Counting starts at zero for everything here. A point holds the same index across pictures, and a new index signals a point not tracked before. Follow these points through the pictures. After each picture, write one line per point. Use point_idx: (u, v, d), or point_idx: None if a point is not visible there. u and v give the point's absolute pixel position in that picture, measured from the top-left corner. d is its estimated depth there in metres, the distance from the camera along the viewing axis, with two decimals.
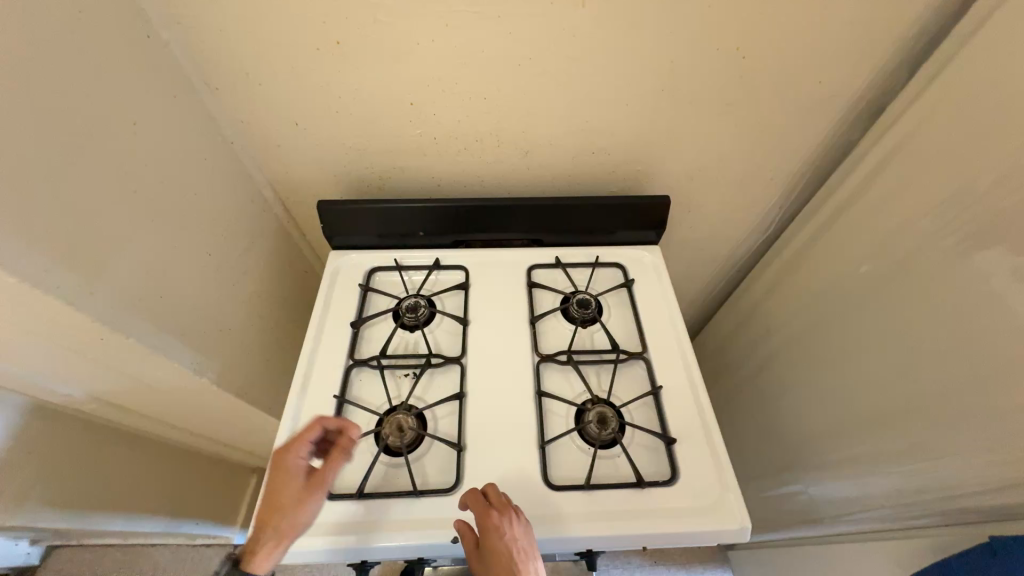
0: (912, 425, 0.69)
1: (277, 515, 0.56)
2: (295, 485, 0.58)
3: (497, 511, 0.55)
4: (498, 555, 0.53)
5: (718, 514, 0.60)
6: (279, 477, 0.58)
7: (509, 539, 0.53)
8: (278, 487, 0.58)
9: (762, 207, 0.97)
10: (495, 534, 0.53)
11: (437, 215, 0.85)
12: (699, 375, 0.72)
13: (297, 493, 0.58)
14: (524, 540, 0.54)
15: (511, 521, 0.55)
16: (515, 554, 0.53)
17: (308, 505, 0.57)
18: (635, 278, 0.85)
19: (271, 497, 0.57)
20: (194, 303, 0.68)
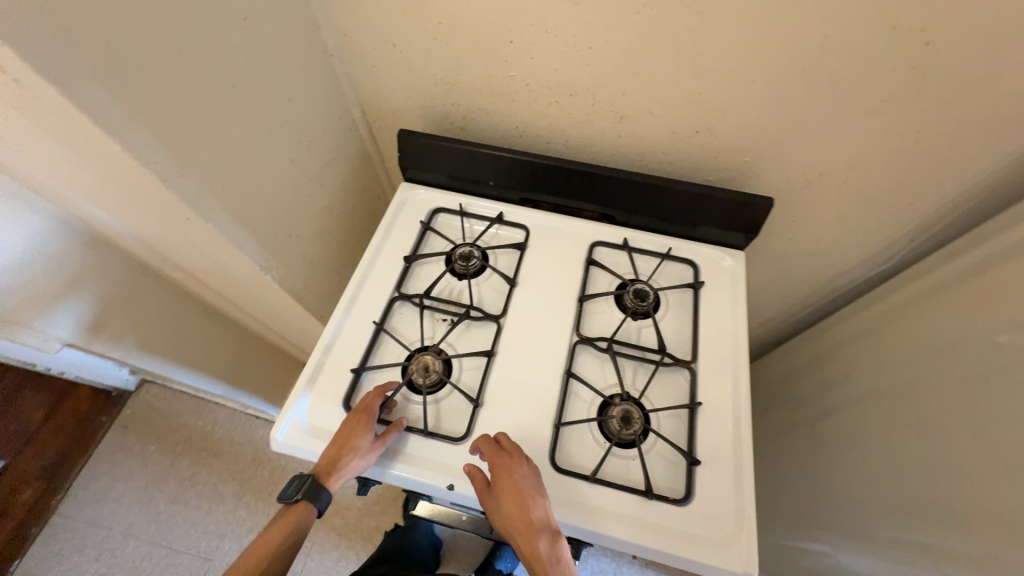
0: (997, 533, 0.57)
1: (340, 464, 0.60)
2: (360, 442, 0.60)
3: (508, 454, 0.58)
4: (508, 491, 0.56)
5: (723, 552, 0.55)
6: (346, 429, 0.61)
7: (518, 478, 0.56)
8: (345, 440, 0.61)
9: (889, 235, 0.81)
10: (507, 472, 0.57)
11: (512, 167, 0.82)
12: (746, 403, 0.65)
13: (360, 450, 0.60)
14: (532, 482, 0.57)
15: (521, 464, 0.58)
16: (523, 492, 0.56)
17: (368, 460, 0.60)
18: (706, 281, 0.76)
19: (338, 446, 0.61)
20: (270, 205, 0.72)
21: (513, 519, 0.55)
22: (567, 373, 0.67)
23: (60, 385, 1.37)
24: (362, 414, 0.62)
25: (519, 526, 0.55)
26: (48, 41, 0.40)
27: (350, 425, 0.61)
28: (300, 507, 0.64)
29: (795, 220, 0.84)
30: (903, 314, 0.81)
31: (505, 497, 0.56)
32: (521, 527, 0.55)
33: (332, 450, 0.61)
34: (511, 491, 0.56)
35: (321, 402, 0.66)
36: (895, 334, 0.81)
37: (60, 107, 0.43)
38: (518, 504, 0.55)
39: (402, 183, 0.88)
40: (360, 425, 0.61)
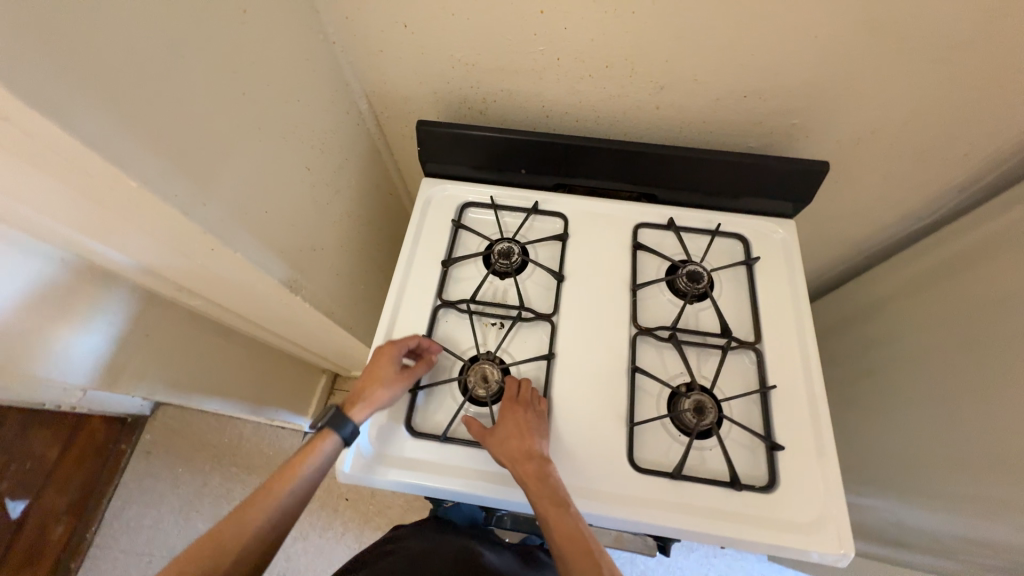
0: None
1: (371, 389, 0.60)
2: (390, 369, 0.62)
3: (519, 396, 0.61)
4: (509, 425, 0.58)
5: (817, 536, 0.55)
6: (377, 358, 0.62)
7: (521, 416, 0.58)
8: (375, 366, 0.62)
9: (938, 188, 0.78)
10: (511, 399, 0.60)
11: (542, 151, 0.75)
12: (820, 381, 0.64)
13: (392, 377, 0.61)
14: (533, 424, 0.58)
15: (527, 408, 0.60)
16: (522, 430, 0.57)
17: (401, 385, 0.61)
18: (760, 255, 0.73)
19: (370, 372, 0.61)
20: (293, 221, 0.66)
21: (507, 441, 0.57)
22: (633, 367, 0.64)
23: (69, 420, 1.31)
24: (394, 345, 0.64)
25: (510, 445, 0.56)
26: (42, 69, 0.33)
27: (382, 354, 0.62)
28: (322, 438, 0.58)
29: (841, 180, 0.81)
30: (953, 268, 0.79)
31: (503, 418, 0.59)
32: (513, 447, 0.56)
33: (364, 379, 0.61)
34: (511, 413, 0.59)
35: (381, 426, 0.63)
36: (946, 289, 0.80)
37: (64, 145, 0.36)
38: (512, 439, 0.57)
39: (423, 179, 0.81)
40: (392, 355, 0.63)
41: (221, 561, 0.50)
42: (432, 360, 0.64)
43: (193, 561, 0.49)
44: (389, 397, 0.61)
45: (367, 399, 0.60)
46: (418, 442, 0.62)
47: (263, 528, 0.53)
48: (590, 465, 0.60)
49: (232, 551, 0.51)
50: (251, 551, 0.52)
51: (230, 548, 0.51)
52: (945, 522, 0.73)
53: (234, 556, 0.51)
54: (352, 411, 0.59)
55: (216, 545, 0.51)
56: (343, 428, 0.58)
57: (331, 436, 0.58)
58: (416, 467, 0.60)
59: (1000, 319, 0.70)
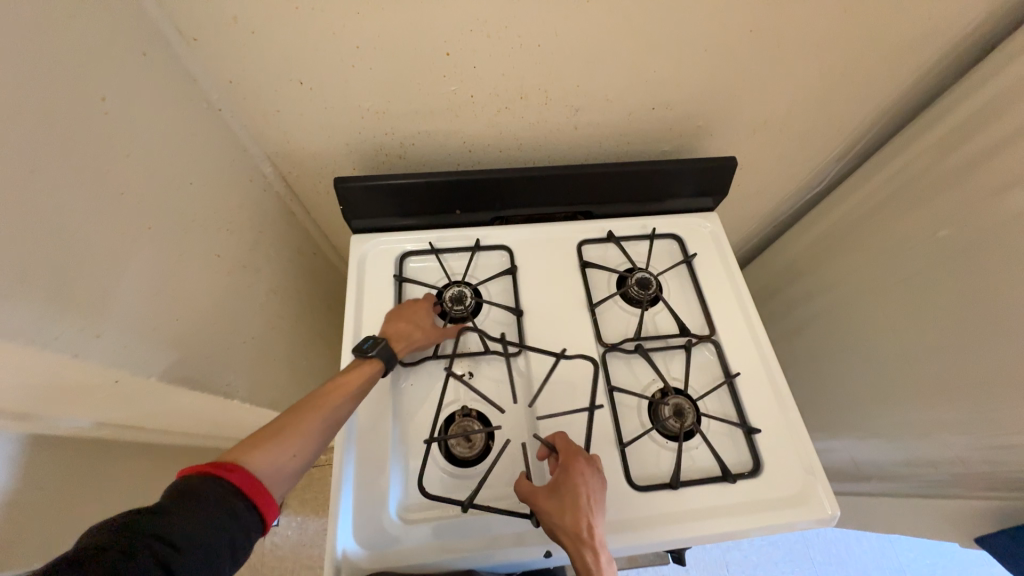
0: (981, 396, 0.68)
1: (411, 334, 0.63)
2: (430, 322, 0.66)
3: (582, 460, 0.56)
4: (575, 496, 0.53)
5: (806, 505, 0.59)
6: (419, 308, 0.66)
7: (587, 487, 0.54)
8: (417, 312, 0.65)
9: (819, 162, 0.89)
10: (580, 474, 0.55)
11: (472, 188, 0.73)
12: (773, 359, 0.69)
13: (429, 328, 0.65)
14: (598, 494, 0.54)
15: (592, 474, 0.55)
16: (589, 503, 0.53)
17: (434, 339, 0.65)
18: (696, 251, 0.78)
19: (413, 319, 0.64)
20: (211, 318, 0.57)
21: (571, 516, 0.52)
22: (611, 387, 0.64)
23: None
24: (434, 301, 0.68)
25: (577, 532, 0.51)
26: None
27: (424, 302, 0.67)
28: (369, 365, 0.58)
29: (744, 167, 0.89)
30: (846, 227, 0.90)
31: (570, 497, 0.53)
32: (581, 535, 0.51)
33: (405, 323, 0.64)
34: (579, 491, 0.54)
35: (371, 521, 0.57)
36: (845, 247, 0.91)
37: None
38: (579, 513, 0.52)
39: (352, 236, 0.75)
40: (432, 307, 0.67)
41: (285, 449, 0.46)
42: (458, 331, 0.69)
43: (253, 449, 0.45)
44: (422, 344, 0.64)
45: (406, 340, 0.63)
46: (409, 527, 0.57)
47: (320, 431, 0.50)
48: None
49: (297, 442, 0.47)
50: (308, 453, 0.48)
51: (293, 440, 0.47)
52: (893, 451, 0.82)
53: (295, 450, 0.46)
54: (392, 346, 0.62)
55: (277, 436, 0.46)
56: (388, 353, 0.60)
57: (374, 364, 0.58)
58: (414, 554, 0.55)
59: (894, 266, 0.81)
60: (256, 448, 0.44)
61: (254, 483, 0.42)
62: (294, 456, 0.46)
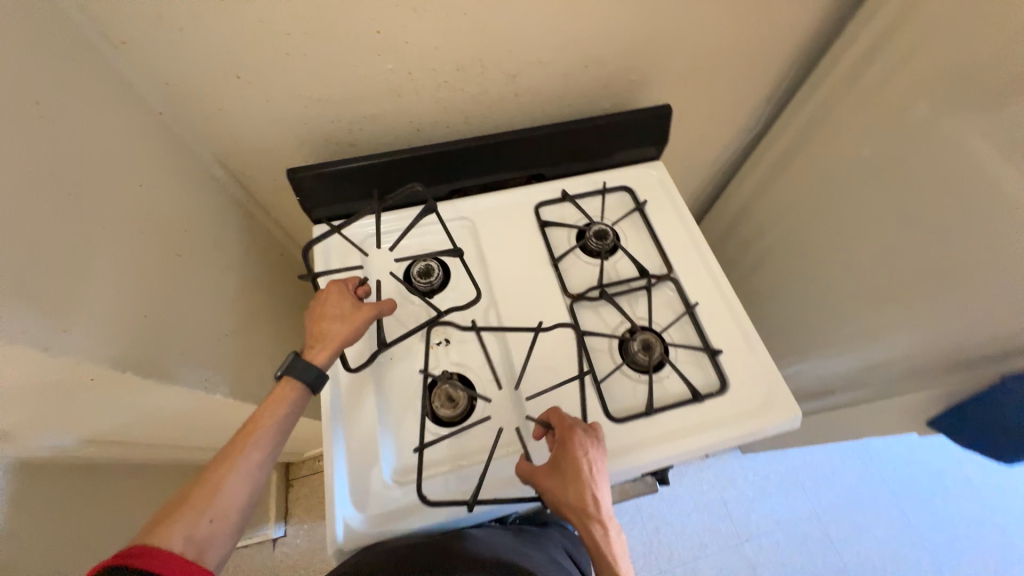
0: (914, 295, 0.74)
1: (327, 329, 0.59)
2: (345, 308, 0.61)
3: (579, 434, 0.57)
4: (576, 471, 0.55)
5: (773, 410, 0.64)
6: (331, 300, 0.61)
7: (587, 459, 0.56)
8: (327, 306, 0.60)
9: (751, 104, 0.95)
10: (580, 448, 0.56)
11: (425, 165, 0.75)
12: (728, 286, 0.73)
13: (350, 314, 0.60)
14: (599, 464, 0.56)
15: (590, 445, 0.57)
16: (590, 474, 0.55)
17: (354, 325, 0.59)
18: (646, 199, 0.82)
19: (323, 315, 0.60)
20: (180, 317, 0.58)
21: (575, 494, 0.54)
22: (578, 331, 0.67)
23: None
24: (344, 286, 0.63)
25: (583, 508, 0.54)
26: None
27: (331, 290, 0.62)
28: (283, 387, 0.53)
29: (683, 116, 0.93)
30: (785, 162, 0.96)
31: (574, 475, 0.55)
32: (586, 510, 0.54)
33: (320, 318, 0.60)
34: (582, 468, 0.55)
35: (368, 489, 0.59)
36: (786, 180, 0.96)
37: None
38: (582, 487, 0.55)
39: (313, 227, 0.77)
40: (345, 291, 0.62)
41: (200, 516, 0.43)
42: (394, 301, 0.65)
43: (164, 522, 0.42)
44: (349, 332, 0.59)
45: (327, 338, 0.58)
46: (407, 488, 0.59)
47: (243, 481, 0.47)
48: None
49: (211, 505, 0.44)
50: (232, 510, 0.45)
51: (205, 503, 0.44)
52: (850, 360, 0.89)
53: (213, 513, 0.44)
54: (312, 349, 0.57)
55: (189, 504, 0.44)
56: (312, 370, 0.54)
57: (296, 385, 0.54)
58: (415, 512, 0.58)
59: (828, 190, 0.87)
60: (166, 523, 0.43)
61: (165, 561, 0.40)
62: (210, 520, 0.43)
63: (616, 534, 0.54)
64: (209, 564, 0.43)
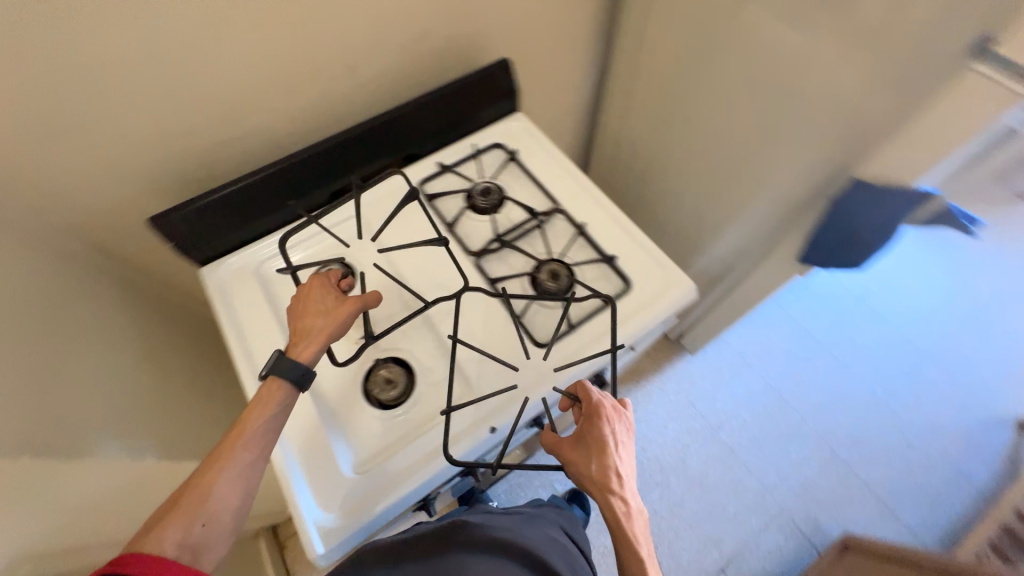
0: (756, 161, 0.86)
1: (310, 324, 0.57)
2: (327, 301, 0.59)
3: (604, 408, 0.58)
4: (597, 443, 0.56)
5: (672, 290, 0.72)
6: (312, 292, 0.60)
7: (609, 433, 0.57)
8: (310, 301, 0.59)
9: (587, 36, 1.02)
10: (603, 422, 0.57)
11: (295, 176, 0.76)
12: (607, 201, 0.81)
13: (332, 308, 0.58)
14: (619, 438, 0.57)
15: (613, 421, 0.58)
16: (610, 447, 0.56)
17: (336, 317, 0.57)
18: (517, 149, 0.87)
19: (305, 310, 0.58)
20: (74, 396, 0.56)
21: (594, 466, 0.55)
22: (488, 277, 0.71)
23: None
24: (327, 278, 0.61)
25: (603, 480, 0.54)
26: None
27: (312, 285, 0.60)
28: (270, 386, 0.53)
29: (531, 66, 1.00)
30: (632, 83, 1.06)
31: (599, 449, 0.56)
32: (605, 483, 0.54)
33: (303, 315, 0.58)
34: (606, 444, 0.56)
35: (331, 488, 0.59)
36: (638, 99, 1.06)
37: None
38: (601, 460, 0.55)
39: (200, 269, 0.74)
40: (326, 285, 0.60)
41: (191, 521, 0.45)
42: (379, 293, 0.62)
43: (158, 528, 0.44)
44: (334, 326, 0.57)
45: (311, 334, 0.57)
46: (370, 474, 0.60)
47: (236, 485, 0.47)
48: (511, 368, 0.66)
49: (202, 511, 0.45)
50: (224, 514, 0.46)
51: (198, 507, 0.45)
52: (734, 235, 1.01)
53: (205, 518, 0.45)
54: (296, 346, 0.55)
55: (180, 509, 0.45)
56: (297, 368, 0.53)
57: (283, 383, 0.53)
58: (382, 492, 0.59)
59: (669, 96, 0.97)
60: (160, 528, 0.44)
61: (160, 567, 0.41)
62: (202, 525, 0.45)
63: (635, 515, 0.53)
64: (206, 564, 0.45)
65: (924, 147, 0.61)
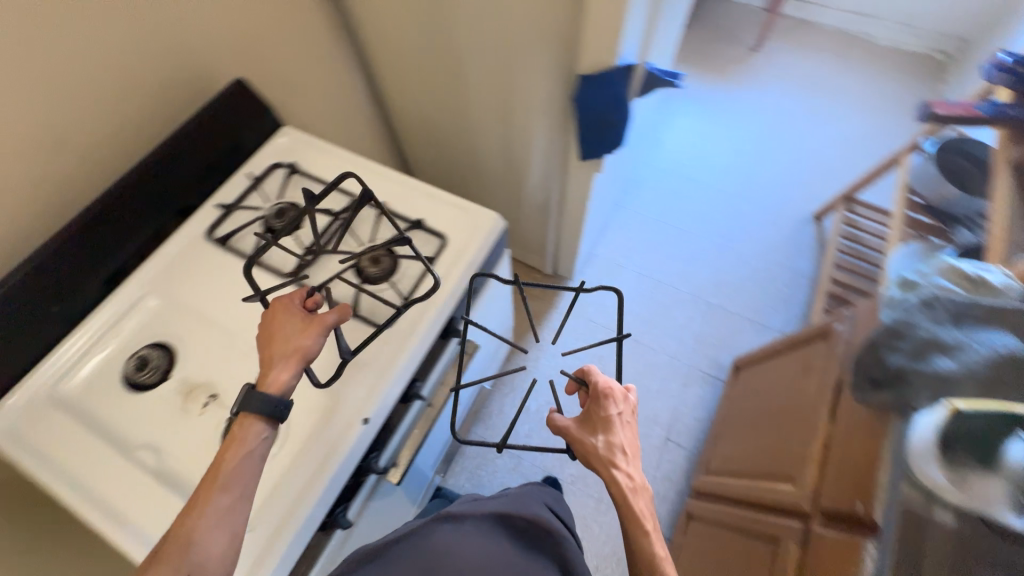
0: (513, 88, 0.95)
1: (278, 352, 0.54)
2: (293, 326, 0.56)
3: (612, 390, 0.60)
4: (604, 423, 0.58)
5: (481, 227, 0.78)
6: (278, 318, 0.56)
7: (615, 412, 0.59)
8: (276, 325, 0.56)
9: (321, 35, 1.03)
10: (608, 401, 0.59)
11: (48, 280, 0.67)
12: (399, 175, 0.84)
13: (298, 331, 0.55)
14: (623, 419, 0.59)
15: (618, 401, 0.60)
16: (615, 425, 0.58)
17: (301, 342, 0.54)
18: (296, 162, 0.86)
19: (273, 336, 0.55)
20: None
21: (603, 445, 0.57)
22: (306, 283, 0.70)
23: None
24: (291, 299, 0.58)
25: (608, 457, 0.56)
26: None
27: (275, 307, 0.57)
28: (244, 421, 0.51)
29: (280, 78, 0.98)
30: (389, 62, 1.09)
31: (607, 428, 0.58)
32: (611, 461, 0.56)
33: (272, 339, 0.55)
34: (616, 426, 0.58)
35: None
36: (402, 74, 1.10)
37: None
38: (605, 438, 0.58)
39: None
40: (292, 305, 0.57)
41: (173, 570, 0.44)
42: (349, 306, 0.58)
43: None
44: (304, 351, 0.54)
45: (280, 360, 0.54)
46: (257, 527, 0.57)
47: (218, 529, 0.47)
48: (364, 359, 0.67)
49: (186, 558, 0.45)
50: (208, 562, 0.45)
51: (176, 557, 0.45)
52: (537, 160, 1.10)
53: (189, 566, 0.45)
54: (267, 372, 0.53)
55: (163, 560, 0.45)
56: (267, 403, 0.51)
57: (256, 419, 0.52)
58: (276, 535, 0.57)
59: (422, 61, 1.02)
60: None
61: None
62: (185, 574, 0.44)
63: (643, 493, 0.55)
64: None
65: (603, 28, 0.73)
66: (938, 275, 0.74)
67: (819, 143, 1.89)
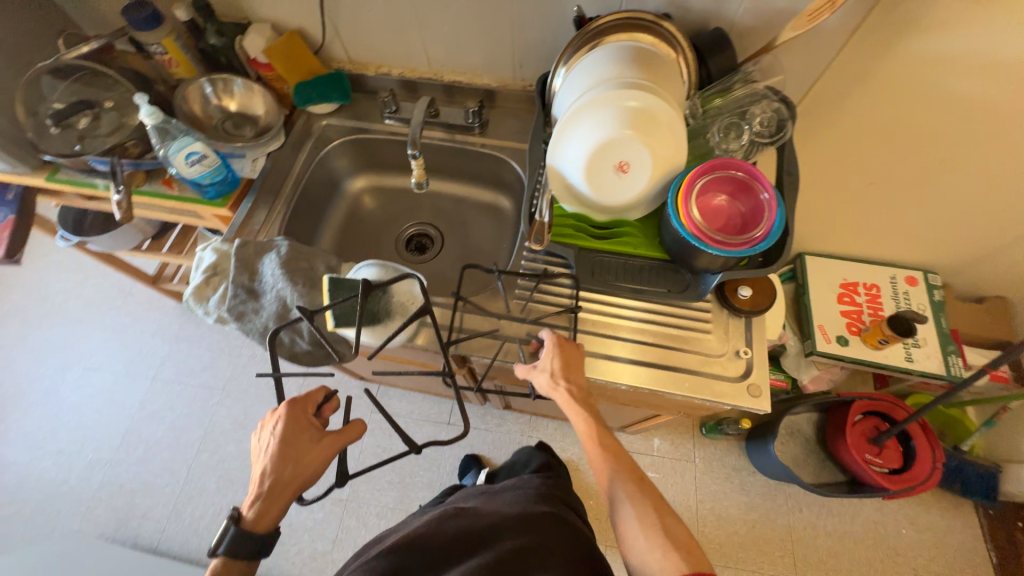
0: None
1: (283, 475, 0.62)
2: (308, 445, 0.64)
3: (565, 344, 0.69)
4: (566, 366, 0.67)
5: None
6: (287, 433, 0.63)
7: (570, 353, 0.68)
8: (285, 441, 0.63)
9: None
10: (564, 348, 0.68)
11: None
12: None
13: (307, 451, 0.64)
14: (575, 360, 0.68)
15: (570, 351, 0.68)
16: (571, 363, 0.68)
17: (314, 468, 0.63)
18: None
19: (280, 460, 0.62)
20: None
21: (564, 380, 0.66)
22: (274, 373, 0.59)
23: None
24: (296, 408, 0.66)
25: (568, 394, 0.65)
26: None
27: (282, 422, 0.64)
28: (233, 550, 0.59)
29: None
30: None
31: (556, 356, 0.68)
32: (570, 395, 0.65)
33: (270, 462, 0.62)
34: (565, 348, 0.68)
35: None
36: None
37: None
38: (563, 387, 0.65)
39: None
40: (298, 420, 0.65)
41: None
42: (358, 423, 0.66)
43: None
44: (308, 474, 0.63)
45: (282, 482, 0.62)
46: None
47: None
48: None
49: None
50: None
51: None
52: None
53: None
54: (255, 508, 0.60)
55: None
56: (263, 531, 0.61)
57: (246, 546, 0.59)
58: None
59: None
60: None
61: None
62: None
63: (591, 402, 0.66)
64: None
65: None
66: (206, 301, 0.74)
67: (73, 308, 1.60)
